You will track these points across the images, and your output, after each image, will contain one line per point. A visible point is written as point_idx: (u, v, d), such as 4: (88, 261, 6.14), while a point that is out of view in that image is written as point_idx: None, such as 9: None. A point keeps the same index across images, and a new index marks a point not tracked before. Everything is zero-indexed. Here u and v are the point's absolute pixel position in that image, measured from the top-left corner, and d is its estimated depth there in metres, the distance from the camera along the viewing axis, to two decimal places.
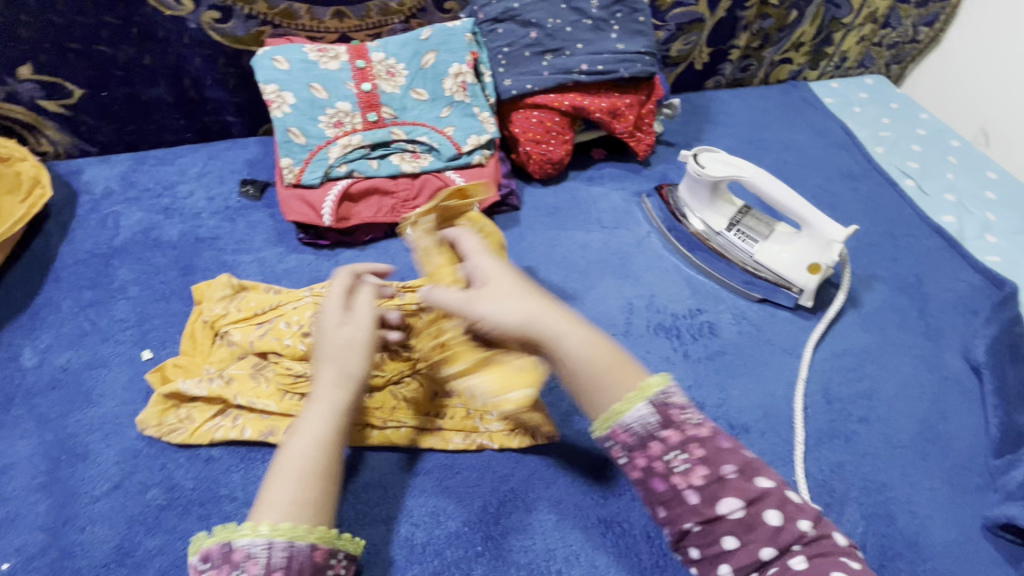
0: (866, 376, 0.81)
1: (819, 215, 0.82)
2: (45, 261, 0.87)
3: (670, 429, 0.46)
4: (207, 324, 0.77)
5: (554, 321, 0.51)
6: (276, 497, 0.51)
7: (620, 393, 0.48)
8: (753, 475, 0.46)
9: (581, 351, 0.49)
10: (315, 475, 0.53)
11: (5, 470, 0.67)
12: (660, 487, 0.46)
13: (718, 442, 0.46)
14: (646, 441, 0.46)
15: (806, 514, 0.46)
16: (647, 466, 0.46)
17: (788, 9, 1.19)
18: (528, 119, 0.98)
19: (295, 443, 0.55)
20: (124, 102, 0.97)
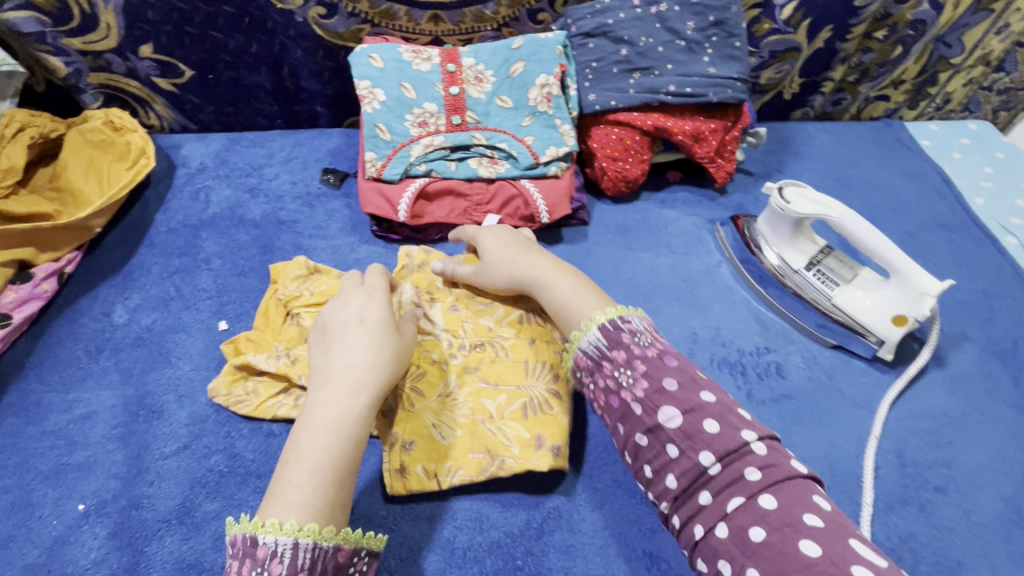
0: (948, 444, 0.76)
1: (913, 265, 0.77)
2: (142, 226, 0.94)
3: (617, 351, 0.58)
4: (281, 302, 0.79)
5: (533, 279, 0.71)
6: (292, 498, 0.51)
7: (587, 317, 0.63)
8: (693, 389, 0.54)
9: (557, 298, 0.67)
10: (334, 473, 0.53)
11: (89, 417, 0.72)
12: (615, 404, 0.57)
13: (663, 361, 0.56)
14: (602, 361, 0.59)
15: (754, 429, 0.51)
16: (603, 384, 0.58)
17: (893, 44, 1.12)
18: (607, 136, 0.97)
19: (310, 435, 0.55)
20: (228, 85, 1.03)
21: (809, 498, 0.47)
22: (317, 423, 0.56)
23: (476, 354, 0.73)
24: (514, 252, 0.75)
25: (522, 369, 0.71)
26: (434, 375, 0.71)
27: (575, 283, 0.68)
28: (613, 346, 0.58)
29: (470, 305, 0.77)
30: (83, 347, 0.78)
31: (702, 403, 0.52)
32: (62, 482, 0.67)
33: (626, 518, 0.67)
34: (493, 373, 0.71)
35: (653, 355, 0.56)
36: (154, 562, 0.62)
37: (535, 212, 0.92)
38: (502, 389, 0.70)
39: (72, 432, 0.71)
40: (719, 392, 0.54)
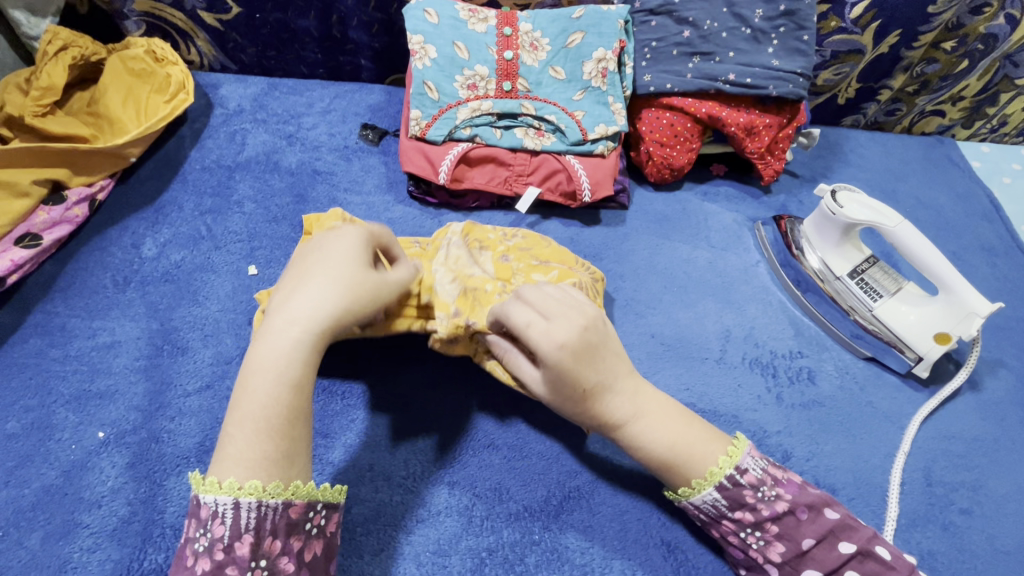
0: (977, 467, 0.74)
1: (963, 283, 0.75)
2: (176, 161, 0.92)
3: (740, 511, 0.58)
4: None
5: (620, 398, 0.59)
6: (231, 451, 0.49)
7: (710, 461, 0.59)
8: (829, 544, 0.57)
9: (659, 440, 0.59)
10: (273, 423, 0.50)
11: (112, 346, 0.71)
12: (739, 557, 0.61)
13: (795, 519, 0.58)
14: (720, 519, 0.60)
15: (851, 538, 0.57)
16: (724, 539, 0.61)
17: (960, 57, 1.08)
18: (658, 120, 0.94)
19: (248, 379, 0.51)
20: (274, 27, 1.00)
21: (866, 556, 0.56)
22: (252, 367, 0.52)
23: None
24: (612, 372, 0.59)
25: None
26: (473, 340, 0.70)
27: (673, 419, 0.60)
28: (735, 507, 0.58)
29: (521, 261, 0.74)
30: (110, 277, 0.77)
31: (831, 529, 0.57)
32: (83, 408, 0.66)
33: (646, 505, 0.66)
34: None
35: (780, 513, 0.58)
36: (170, 497, 0.61)
37: (578, 189, 0.90)
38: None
39: (95, 359, 0.70)
40: (851, 529, 0.57)
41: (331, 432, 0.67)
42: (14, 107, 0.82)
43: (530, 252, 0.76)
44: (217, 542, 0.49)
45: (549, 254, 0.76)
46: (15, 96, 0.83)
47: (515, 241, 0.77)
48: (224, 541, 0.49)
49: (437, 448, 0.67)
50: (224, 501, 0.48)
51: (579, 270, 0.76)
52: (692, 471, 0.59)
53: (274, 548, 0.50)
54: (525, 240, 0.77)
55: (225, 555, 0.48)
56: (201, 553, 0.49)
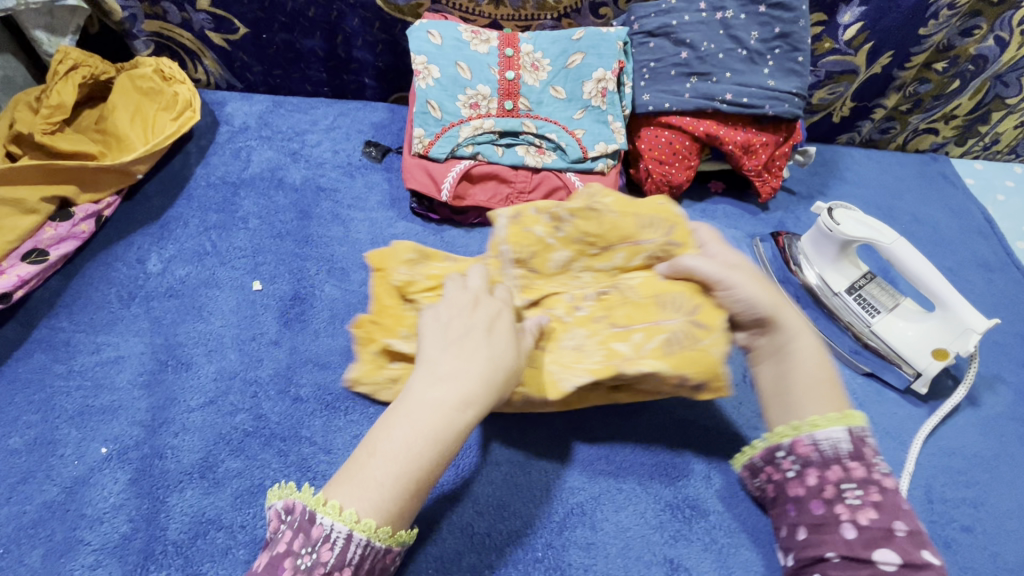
0: (977, 483, 0.75)
1: (959, 299, 0.76)
2: (182, 178, 0.93)
3: (829, 468, 0.57)
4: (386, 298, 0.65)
5: (790, 330, 0.62)
6: (371, 496, 0.48)
7: (816, 410, 0.59)
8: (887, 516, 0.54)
9: (808, 365, 0.61)
10: (414, 485, 0.49)
11: (116, 361, 0.71)
12: (793, 512, 0.59)
13: (898, 499, 0.55)
14: (806, 468, 0.59)
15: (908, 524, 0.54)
16: (789, 486, 0.60)
17: (951, 77, 1.11)
18: (657, 138, 0.96)
19: (397, 433, 0.49)
20: (280, 47, 1.02)
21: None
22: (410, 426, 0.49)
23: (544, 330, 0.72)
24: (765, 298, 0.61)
25: (655, 304, 0.62)
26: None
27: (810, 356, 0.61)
28: (823, 464, 0.58)
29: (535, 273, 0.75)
30: (115, 292, 0.78)
31: (921, 536, 0.53)
32: (86, 423, 0.66)
33: (648, 522, 0.66)
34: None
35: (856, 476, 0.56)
36: (173, 514, 0.61)
37: None
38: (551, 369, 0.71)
39: (99, 375, 0.70)
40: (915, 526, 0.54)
41: (334, 448, 0.67)
42: (24, 124, 0.83)
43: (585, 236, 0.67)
44: (319, 564, 0.48)
45: (608, 230, 0.66)
46: (25, 114, 0.84)
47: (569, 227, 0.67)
48: (325, 567, 0.48)
49: None
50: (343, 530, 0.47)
51: (647, 234, 0.66)
52: (799, 410, 0.60)
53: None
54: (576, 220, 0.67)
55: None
56: (300, 571, 0.47)
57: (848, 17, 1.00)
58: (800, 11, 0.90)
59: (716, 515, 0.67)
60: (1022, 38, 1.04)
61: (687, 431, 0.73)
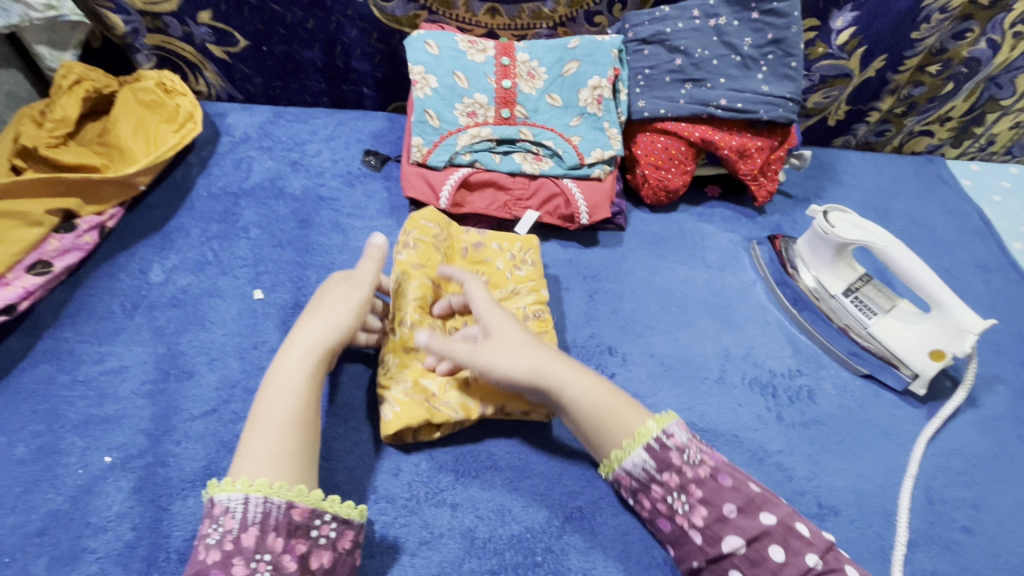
0: (976, 484, 0.75)
1: (955, 299, 0.76)
2: (184, 189, 0.94)
3: (667, 473, 0.60)
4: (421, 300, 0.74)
5: (561, 371, 0.64)
6: (250, 449, 0.56)
7: (618, 441, 0.62)
8: (752, 512, 0.57)
9: (584, 404, 0.63)
10: (288, 425, 0.57)
11: (120, 370, 0.72)
12: (667, 527, 0.61)
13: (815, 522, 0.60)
14: (650, 482, 0.61)
15: (771, 510, 0.58)
16: (653, 505, 0.62)
17: (945, 80, 1.12)
18: (653, 143, 0.97)
19: (270, 398, 0.59)
20: (280, 58, 1.04)
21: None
22: (274, 388, 0.59)
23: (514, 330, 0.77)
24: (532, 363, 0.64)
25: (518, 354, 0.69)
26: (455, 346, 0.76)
27: (605, 390, 0.64)
28: (663, 468, 0.60)
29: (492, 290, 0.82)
30: (119, 302, 0.79)
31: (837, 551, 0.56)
32: (90, 432, 0.67)
33: (647, 526, 0.66)
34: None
35: (705, 477, 0.59)
36: (176, 521, 0.62)
37: (576, 212, 0.92)
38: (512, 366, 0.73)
39: (102, 384, 0.71)
40: (775, 505, 0.58)
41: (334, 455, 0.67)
42: (27, 138, 0.85)
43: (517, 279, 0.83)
44: (226, 534, 0.52)
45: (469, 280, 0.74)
46: (29, 128, 0.86)
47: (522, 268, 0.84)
48: (232, 533, 0.52)
49: (438, 469, 0.68)
50: (236, 494, 0.52)
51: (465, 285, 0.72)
52: (605, 446, 0.63)
53: (276, 545, 0.52)
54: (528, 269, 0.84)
55: (234, 547, 0.51)
56: (210, 545, 0.51)
57: (840, 23, 1.01)
58: (793, 17, 0.91)
59: None
60: (1013, 41, 1.05)
61: None
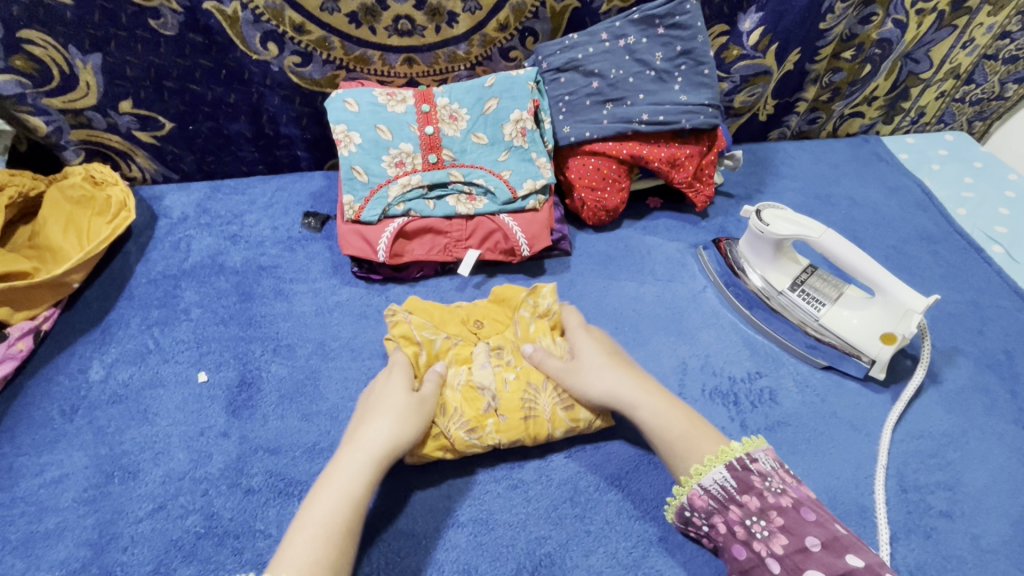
0: (948, 465, 0.73)
1: (896, 281, 0.76)
2: (122, 279, 0.93)
3: (747, 495, 0.59)
4: (406, 341, 0.75)
5: (636, 393, 0.68)
6: (296, 553, 0.53)
7: (700, 458, 0.63)
8: (837, 551, 0.54)
9: (659, 427, 0.66)
10: (336, 534, 0.55)
11: (59, 480, 0.70)
12: (742, 556, 0.59)
13: (801, 514, 0.57)
14: (727, 504, 0.60)
15: (860, 554, 0.53)
16: (729, 529, 0.60)
17: (862, 63, 1.14)
18: (584, 166, 0.97)
19: (324, 501, 0.57)
20: (208, 135, 1.04)
21: (850, 566, 0.53)
22: (330, 488, 0.58)
23: (521, 378, 0.72)
24: (621, 386, 0.68)
25: (520, 403, 0.70)
26: (463, 399, 0.70)
27: (680, 416, 0.66)
28: (743, 490, 0.60)
29: (507, 342, 0.77)
30: (57, 407, 0.77)
31: (838, 537, 0.55)
32: (30, 552, 0.64)
33: (619, 563, 0.64)
34: (519, 406, 0.70)
35: (787, 506, 0.58)
36: None
37: (515, 245, 0.92)
38: (528, 418, 0.70)
39: (42, 498, 0.68)
40: (866, 552, 0.54)
41: None
42: None
43: (495, 332, 0.79)
44: None
45: (443, 321, 0.78)
46: None
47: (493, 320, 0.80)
48: None
49: (397, 534, 0.66)
50: None
51: (451, 337, 0.77)
52: (680, 470, 0.64)
53: None
54: (495, 312, 0.80)
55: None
56: None
57: (748, 25, 1.03)
58: (696, 27, 0.93)
59: (688, 543, 0.66)
60: (918, 18, 1.08)
61: (651, 459, 0.72)
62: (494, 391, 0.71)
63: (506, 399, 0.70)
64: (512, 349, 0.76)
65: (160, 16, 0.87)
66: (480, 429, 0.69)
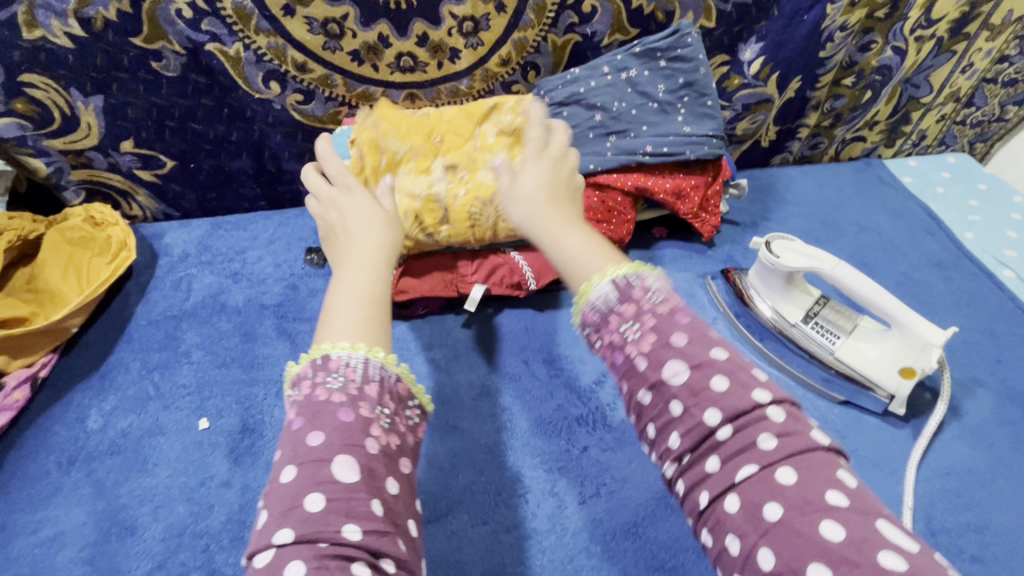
0: (976, 505, 0.71)
1: (912, 313, 0.74)
2: (122, 321, 0.91)
3: (644, 313, 0.44)
4: (374, 157, 0.83)
5: (556, 244, 0.52)
6: (337, 324, 0.49)
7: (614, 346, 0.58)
8: (707, 341, 0.44)
9: (563, 258, 0.51)
10: (372, 307, 0.51)
11: (55, 538, 0.67)
12: (650, 400, 0.43)
13: (726, 354, 0.43)
14: (631, 316, 0.44)
15: (813, 430, 0.41)
16: (638, 365, 0.43)
17: (862, 89, 1.14)
18: (589, 198, 0.96)
19: (346, 284, 0.52)
20: (210, 172, 1.04)
21: (831, 475, 0.38)
22: (341, 295, 0.51)
23: (470, 195, 0.85)
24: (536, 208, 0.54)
25: (469, 221, 0.85)
26: (427, 203, 0.84)
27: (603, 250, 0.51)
28: (625, 300, 0.45)
29: (464, 158, 0.86)
30: (54, 459, 0.74)
31: (776, 399, 0.41)
32: None
33: None
34: (468, 218, 0.85)
35: (664, 305, 0.44)
36: None
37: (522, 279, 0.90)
38: (474, 228, 0.86)
39: (38, 558, 0.66)
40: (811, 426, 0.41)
41: None
42: None
43: (459, 131, 0.87)
44: (350, 381, 0.44)
45: (406, 131, 0.86)
46: None
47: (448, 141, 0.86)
48: (356, 382, 0.45)
49: None
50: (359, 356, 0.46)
51: (412, 149, 0.85)
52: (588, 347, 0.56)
53: (390, 407, 0.46)
54: (452, 135, 0.87)
55: (359, 393, 0.44)
56: (335, 391, 0.44)
57: (749, 55, 1.03)
58: (698, 59, 0.94)
59: None
60: (917, 44, 1.08)
61: (669, 504, 0.70)
62: (456, 171, 0.86)
63: (460, 220, 0.85)
64: (468, 165, 0.86)
65: (163, 58, 0.87)
66: (441, 227, 0.86)
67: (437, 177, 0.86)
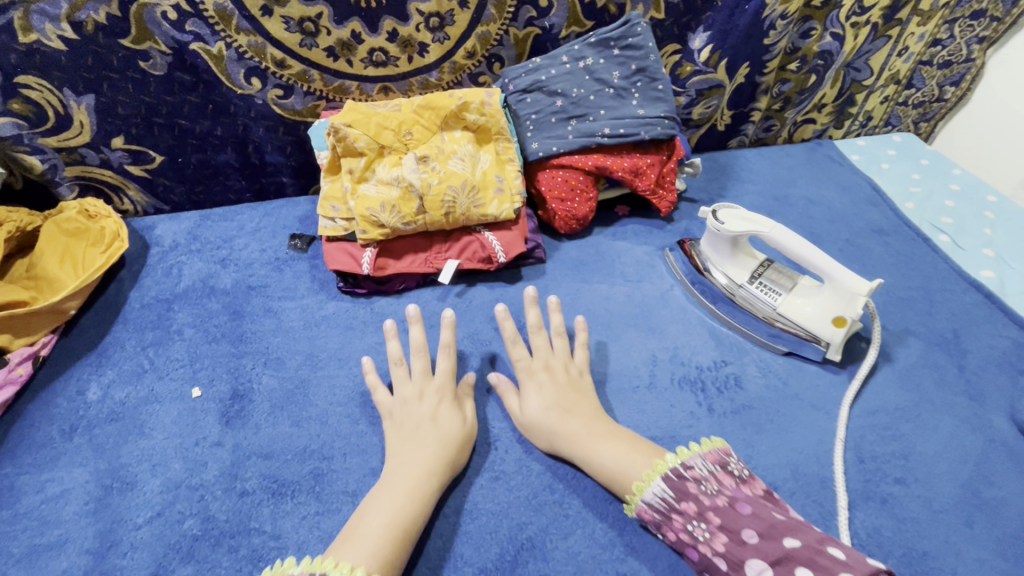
0: (903, 436, 0.78)
1: (841, 268, 0.82)
2: (116, 305, 0.97)
3: (686, 501, 0.64)
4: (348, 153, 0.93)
5: (610, 454, 0.71)
6: (360, 546, 0.61)
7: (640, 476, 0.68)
8: (774, 537, 0.59)
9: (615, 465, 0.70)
10: (399, 532, 0.63)
11: (60, 495, 0.73)
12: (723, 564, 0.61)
13: (765, 513, 0.61)
14: (676, 511, 0.65)
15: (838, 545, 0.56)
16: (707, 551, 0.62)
17: (807, 74, 1.23)
18: (553, 178, 1.04)
19: (373, 516, 0.64)
20: (197, 166, 1.10)
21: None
22: (374, 517, 0.64)
23: (442, 183, 0.93)
24: (595, 433, 0.73)
25: (441, 205, 0.93)
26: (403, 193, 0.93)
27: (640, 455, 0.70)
28: (680, 498, 0.65)
29: (433, 149, 0.94)
30: (57, 427, 0.80)
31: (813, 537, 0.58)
32: (33, 564, 0.67)
33: (596, 543, 0.69)
34: (441, 204, 0.93)
35: (723, 505, 0.63)
36: None
37: (492, 253, 0.98)
38: (448, 214, 0.94)
39: (45, 512, 0.71)
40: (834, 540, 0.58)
41: (283, 534, 0.70)
42: None
43: (423, 128, 0.95)
44: None
45: (376, 128, 0.94)
46: None
47: (416, 136, 0.95)
48: None
49: None
50: None
51: (384, 145, 0.94)
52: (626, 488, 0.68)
53: None
54: (420, 130, 0.95)
55: None
56: None
57: (698, 43, 1.12)
58: (648, 47, 1.02)
59: None
60: (854, 30, 1.17)
61: None
62: (428, 160, 0.94)
63: (431, 206, 0.93)
64: (438, 155, 0.94)
65: (150, 57, 0.94)
66: (415, 215, 0.93)
67: (408, 170, 0.93)
